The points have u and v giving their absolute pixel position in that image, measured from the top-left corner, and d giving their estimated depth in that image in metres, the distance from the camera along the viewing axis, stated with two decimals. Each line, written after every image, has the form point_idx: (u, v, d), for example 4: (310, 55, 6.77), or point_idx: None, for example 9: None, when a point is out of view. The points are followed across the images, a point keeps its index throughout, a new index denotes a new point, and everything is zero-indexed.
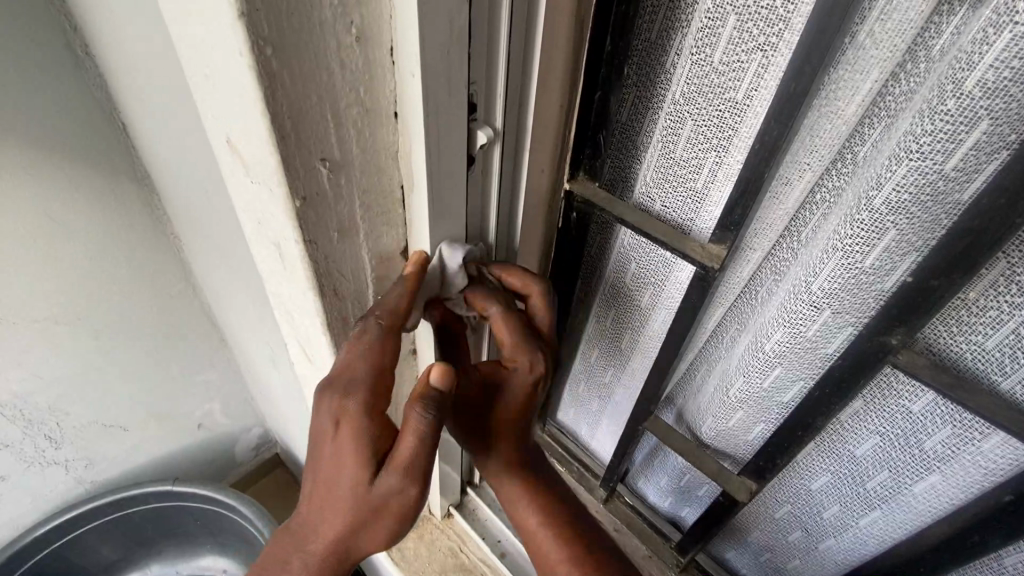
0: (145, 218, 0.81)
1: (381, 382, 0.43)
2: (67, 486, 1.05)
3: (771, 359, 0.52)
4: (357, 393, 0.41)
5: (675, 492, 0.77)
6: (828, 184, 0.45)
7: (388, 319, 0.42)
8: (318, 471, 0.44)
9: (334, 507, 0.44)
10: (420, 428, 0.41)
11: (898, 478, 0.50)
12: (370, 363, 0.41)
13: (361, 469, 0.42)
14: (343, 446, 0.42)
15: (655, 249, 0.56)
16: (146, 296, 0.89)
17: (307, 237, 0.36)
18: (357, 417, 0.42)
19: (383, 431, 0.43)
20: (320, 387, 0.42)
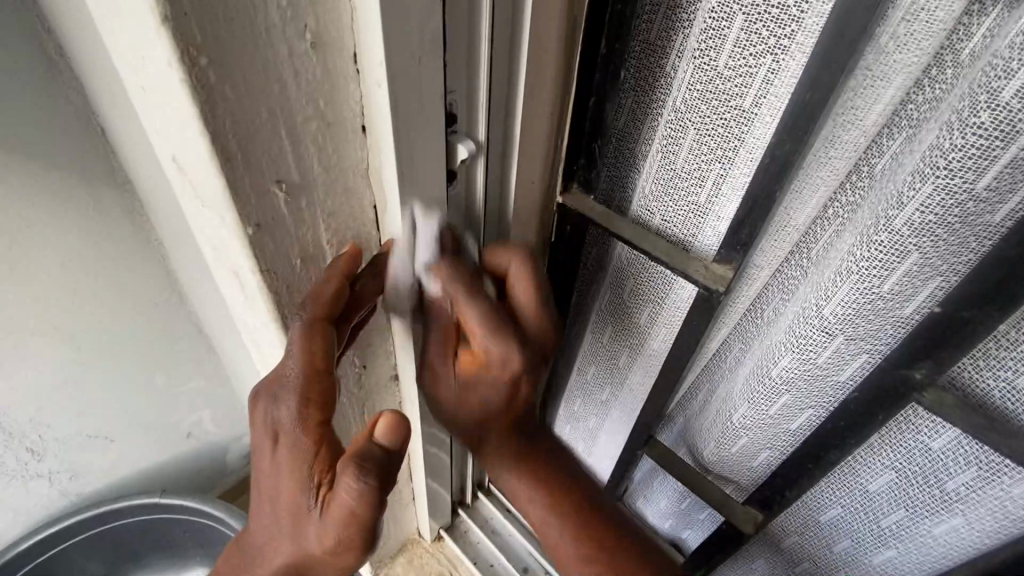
0: (127, 228, 0.71)
1: (314, 390, 0.36)
2: (50, 499, 1.00)
3: (777, 387, 0.48)
4: (288, 403, 0.36)
5: (675, 514, 0.73)
6: (842, 199, 0.41)
7: (314, 311, 0.34)
8: (259, 490, 0.39)
9: (276, 532, 0.39)
10: (355, 488, 0.35)
11: (915, 517, 0.47)
12: (298, 364, 0.35)
13: (298, 496, 0.37)
14: (279, 466, 0.37)
15: (654, 267, 0.53)
16: (133, 319, 0.81)
17: (265, 266, 0.32)
18: (292, 435, 0.36)
19: (322, 449, 0.37)
20: (257, 391, 0.38)
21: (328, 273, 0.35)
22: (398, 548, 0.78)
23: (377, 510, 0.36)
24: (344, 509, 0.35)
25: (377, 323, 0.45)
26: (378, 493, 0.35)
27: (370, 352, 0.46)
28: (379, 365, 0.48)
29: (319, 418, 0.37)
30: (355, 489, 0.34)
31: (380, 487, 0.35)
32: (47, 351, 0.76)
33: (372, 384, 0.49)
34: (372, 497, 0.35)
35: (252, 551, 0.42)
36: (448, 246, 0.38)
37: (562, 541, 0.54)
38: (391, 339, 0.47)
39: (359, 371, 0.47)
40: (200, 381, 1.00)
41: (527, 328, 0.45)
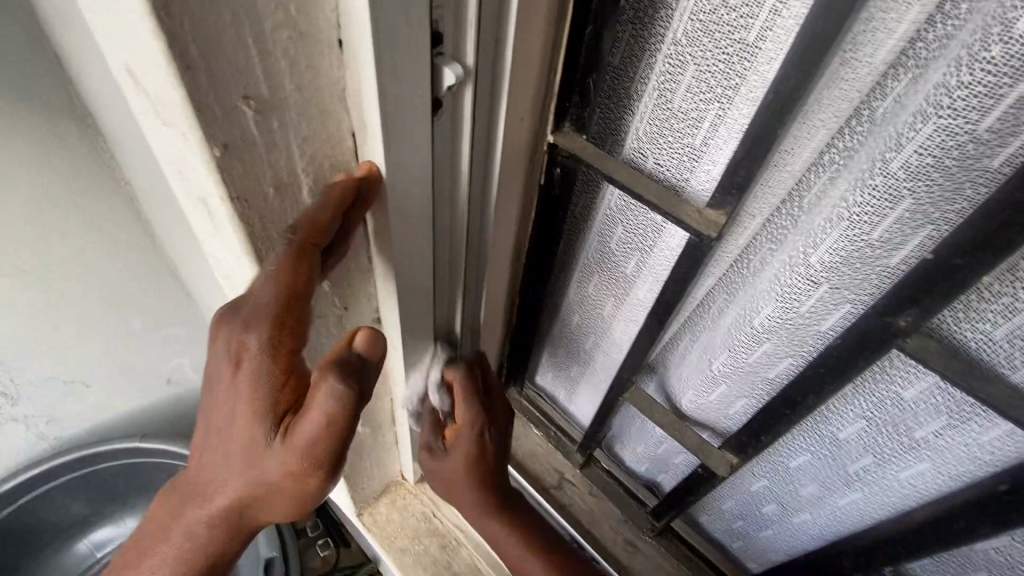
0: (92, 163, 0.66)
1: (287, 315, 0.34)
2: (29, 442, 0.99)
3: (758, 335, 0.49)
4: (258, 327, 0.34)
5: (651, 458, 0.75)
6: (839, 145, 0.38)
7: (305, 234, 0.33)
8: (214, 418, 0.38)
9: (227, 470, 0.38)
10: (329, 401, 0.34)
11: (882, 463, 0.48)
12: (272, 289, 0.33)
13: (258, 424, 0.36)
14: (240, 393, 0.36)
15: (643, 211, 0.51)
16: (106, 262, 0.78)
17: (234, 194, 0.30)
18: (257, 359, 0.34)
19: (290, 381, 0.36)
20: (223, 313, 0.35)
21: (324, 198, 0.33)
22: (381, 490, 0.80)
23: (345, 431, 0.36)
24: (313, 427, 0.35)
25: (358, 262, 0.42)
26: (354, 406, 0.35)
27: (352, 292, 0.44)
28: (360, 308, 0.47)
29: (291, 346, 0.35)
30: (330, 401, 0.34)
31: (356, 399, 0.36)
32: (12, 292, 0.73)
33: (355, 325, 0.48)
34: (343, 416, 0.35)
35: (200, 494, 0.41)
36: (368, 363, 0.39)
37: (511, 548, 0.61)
38: (373, 279, 0.45)
39: (339, 312, 0.45)
40: (178, 327, 0.97)
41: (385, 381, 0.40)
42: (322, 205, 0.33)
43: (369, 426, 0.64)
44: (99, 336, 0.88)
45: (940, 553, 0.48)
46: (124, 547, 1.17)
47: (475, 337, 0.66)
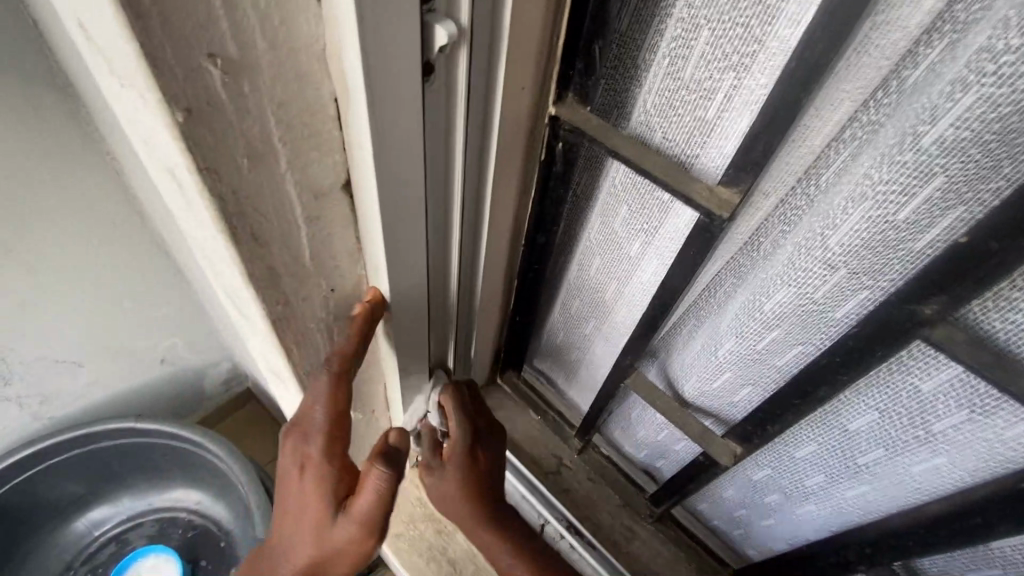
0: (72, 135, 0.65)
1: (337, 427, 0.45)
2: (24, 423, 0.97)
3: (769, 321, 0.47)
4: (316, 441, 0.45)
5: (650, 445, 0.73)
6: (865, 118, 0.35)
7: (338, 365, 0.43)
8: (285, 508, 0.48)
9: (298, 547, 0.48)
10: (379, 479, 0.45)
11: (894, 456, 0.46)
12: (326, 410, 0.44)
13: (323, 510, 0.46)
14: (309, 486, 0.46)
15: (649, 188, 0.47)
16: (89, 235, 0.77)
17: (203, 165, 0.27)
18: (321, 460, 0.45)
19: (342, 472, 0.47)
20: (287, 431, 0.47)
21: (348, 333, 0.43)
22: None
23: (390, 502, 0.46)
24: (370, 500, 0.45)
25: (345, 245, 0.39)
26: (396, 481, 0.46)
27: (337, 275, 0.41)
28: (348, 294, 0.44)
29: (343, 443, 0.46)
30: (380, 480, 0.45)
31: (397, 476, 0.46)
32: None
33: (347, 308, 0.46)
34: (388, 489, 0.46)
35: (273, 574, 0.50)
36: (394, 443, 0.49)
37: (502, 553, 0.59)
38: (361, 262, 0.42)
39: (326, 295, 0.41)
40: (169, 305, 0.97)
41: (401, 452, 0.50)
42: (348, 338, 0.43)
43: (362, 412, 0.62)
44: (85, 313, 0.86)
45: (951, 551, 0.45)
46: (125, 525, 1.15)
47: (471, 321, 0.64)
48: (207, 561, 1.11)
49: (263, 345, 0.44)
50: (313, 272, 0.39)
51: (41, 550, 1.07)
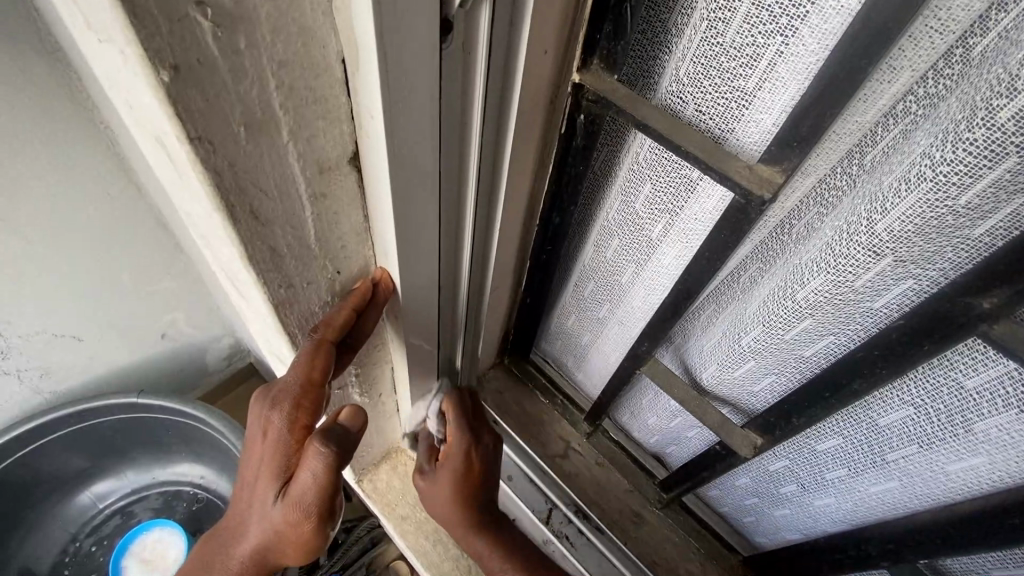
0: (63, 101, 0.63)
1: (305, 399, 0.41)
2: (25, 397, 0.96)
3: (801, 311, 0.44)
4: (281, 407, 0.42)
5: (662, 430, 0.72)
6: (920, 93, 0.33)
7: (323, 333, 0.40)
8: (244, 470, 0.46)
9: (252, 515, 0.46)
10: (320, 458, 0.42)
11: (927, 453, 0.44)
12: (297, 378, 0.40)
13: (272, 481, 0.44)
14: (263, 458, 0.44)
15: (677, 165, 0.44)
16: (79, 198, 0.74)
17: (196, 134, 0.24)
18: (278, 435, 0.43)
19: (301, 446, 0.44)
20: (259, 392, 0.44)
21: (340, 302, 0.40)
22: (381, 456, 0.77)
23: (331, 488, 0.43)
24: (310, 480, 0.42)
25: (353, 224, 0.36)
26: (338, 468, 0.43)
27: (343, 257, 0.38)
28: (353, 277, 0.41)
29: (305, 422, 0.43)
30: (320, 458, 0.42)
31: (340, 461, 0.43)
32: None
33: None
34: (330, 475, 0.42)
35: (226, 537, 0.49)
36: (349, 421, 0.47)
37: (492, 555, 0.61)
38: (370, 241, 0.39)
39: (331, 278, 0.39)
40: (168, 278, 0.95)
41: (354, 433, 0.47)
42: (339, 306, 0.40)
43: (368, 395, 0.60)
44: (81, 282, 0.84)
45: (980, 551, 0.43)
46: (129, 499, 1.15)
47: (480, 302, 0.61)
48: None
49: (264, 328, 0.41)
50: (317, 254, 0.36)
51: (46, 522, 1.07)
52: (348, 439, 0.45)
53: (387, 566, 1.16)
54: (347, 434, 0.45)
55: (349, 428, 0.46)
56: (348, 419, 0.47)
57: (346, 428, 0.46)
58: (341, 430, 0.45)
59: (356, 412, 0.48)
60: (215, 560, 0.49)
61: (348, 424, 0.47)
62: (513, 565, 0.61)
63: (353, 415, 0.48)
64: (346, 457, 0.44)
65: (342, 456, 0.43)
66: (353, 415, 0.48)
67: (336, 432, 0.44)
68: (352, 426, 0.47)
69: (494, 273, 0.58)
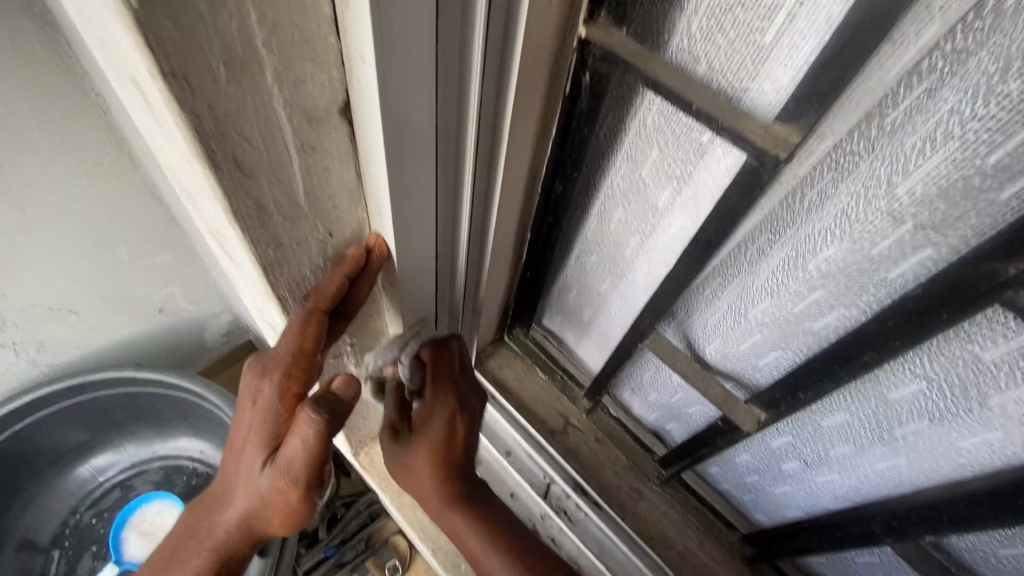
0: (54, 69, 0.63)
1: (296, 367, 0.41)
2: (20, 370, 0.95)
3: (812, 281, 0.43)
4: (271, 375, 0.42)
5: (663, 407, 0.71)
6: (950, 46, 0.29)
7: (315, 301, 0.39)
8: (233, 438, 0.46)
9: (238, 482, 0.46)
10: (310, 424, 0.41)
11: (936, 428, 0.43)
12: (288, 346, 0.39)
13: (261, 448, 0.44)
14: (252, 425, 0.44)
15: (686, 128, 0.42)
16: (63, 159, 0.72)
17: (170, 71, 0.22)
18: (269, 401, 0.43)
19: (292, 415, 0.43)
20: (252, 359, 0.44)
21: (333, 269, 0.39)
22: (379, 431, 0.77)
23: (321, 455, 0.42)
24: (300, 447, 0.41)
25: (346, 182, 0.35)
26: (329, 436, 0.42)
27: (336, 218, 0.36)
28: (347, 241, 0.39)
29: (296, 390, 0.42)
30: (311, 424, 0.41)
31: (332, 430, 0.42)
32: None
33: None
34: (320, 442, 0.41)
35: (211, 505, 0.48)
36: (341, 388, 0.44)
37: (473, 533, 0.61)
38: (364, 203, 0.37)
39: (323, 241, 0.37)
40: (164, 252, 0.95)
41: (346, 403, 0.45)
42: (332, 271, 0.39)
43: (365, 367, 0.59)
44: (70, 249, 0.83)
45: (986, 528, 0.42)
46: (129, 472, 1.15)
47: (480, 274, 0.59)
48: None
49: (255, 292, 0.40)
50: (308, 213, 0.34)
51: (47, 494, 1.08)
52: (341, 409, 0.44)
53: (386, 539, 1.17)
54: (339, 402, 0.44)
55: (342, 395, 0.44)
56: (337, 385, 0.44)
57: (338, 397, 0.44)
58: (332, 400, 0.43)
59: (348, 379, 0.45)
60: (199, 526, 0.48)
61: (340, 391, 0.44)
62: (495, 543, 0.61)
63: (344, 382, 0.45)
64: (337, 428, 0.43)
65: (334, 426, 0.42)
66: (343, 381, 0.45)
67: (327, 401, 0.43)
68: (344, 394, 0.44)
69: (494, 245, 0.56)
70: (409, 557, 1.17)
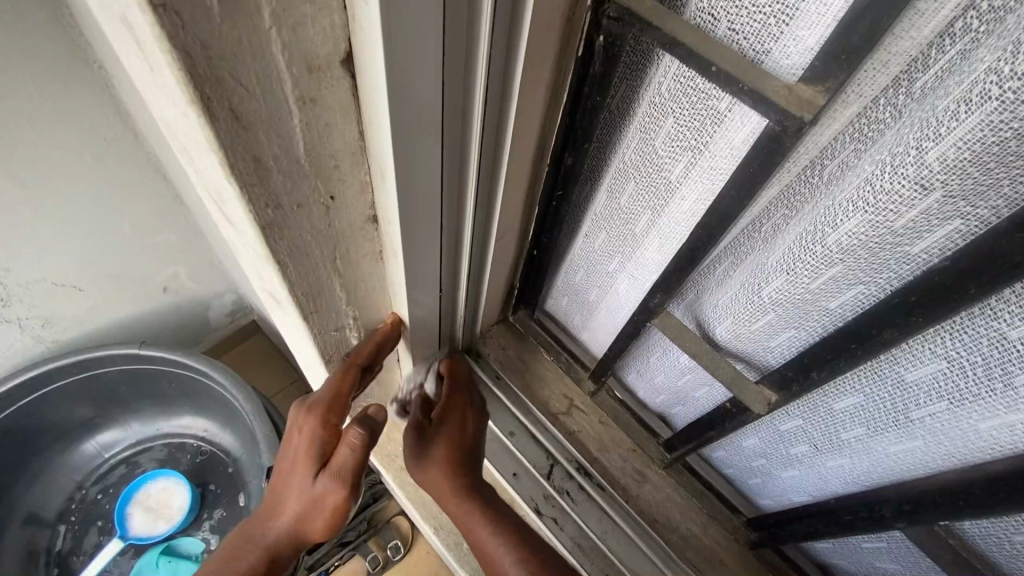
0: (57, 38, 0.63)
1: (335, 405, 0.55)
2: (23, 345, 0.95)
3: (830, 256, 0.41)
4: (315, 412, 0.55)
5: (669, 391, 0.69)
6: (985, 5, 0.28)
7: (355, 357, 0.53)
8: (281, 464, 0.59)
9: (286, 496, 0.58)
10: (357, 438, 0.57)
11: (956, 410, 0.42)
12: (330, 389, 0.53)
13: (308, 469, 0.57)
14: (300, 451, 0.57)
15: (703, 94, 0.40)
16: (61, 126, 0.71)
17: (159, 0, 0.20)
18: (313, 432, 0.56)
19: (333, 440, 0.57)
20: (297, 403, 0.58)
21: (368, 337, 0.54)
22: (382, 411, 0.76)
23: (360, 466, 0.57)
24: (348, 454, 0.56)
25: (348, 140, 0.33)
26: (367, 450, 0.57)
27: (337, 180, 0.35)
28: (350, 207, 0.38)
29: (335, 422, 0.56)
30: (357, 438, 0.57)
31: (370, 444, 0.57)
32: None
33: (346, 224, 0.39)
34: (360, 454, 0.57)
35: (263, 517, 0.60)
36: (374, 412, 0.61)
37: (483, 532, 0.60)
38: (367, 165, 0.36)
39: (325, 204, 0.36)
40: (168, 229, 0.95)
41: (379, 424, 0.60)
42: (369, 339, 0.54)
43: None
44: (71, 222, 0.82)
45: (1003, 515, 0.41)
46: (134, 449, 1.16)
47: (486, 251, 0.58)
48: (216, 485, 1.12)
49: (255, 260, 0.39)
50: (309, 173, 0.33)
51: (53, 469, 1.08)
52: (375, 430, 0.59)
53: (388, 519, 1.17)
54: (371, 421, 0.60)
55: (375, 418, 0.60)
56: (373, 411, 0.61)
57: (374, 421, 0.60)
58: (371, 423, 0.59)
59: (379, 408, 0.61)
60: (250, 538, 0.59)
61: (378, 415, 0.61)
62: (505, 538, 0.59)
63: (377, 411, 0.61)
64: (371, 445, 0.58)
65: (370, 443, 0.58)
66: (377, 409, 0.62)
67: (364, 424, 0.58)
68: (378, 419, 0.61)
69: (502, 220, 0.55)
70: (411, 538, 1.18)
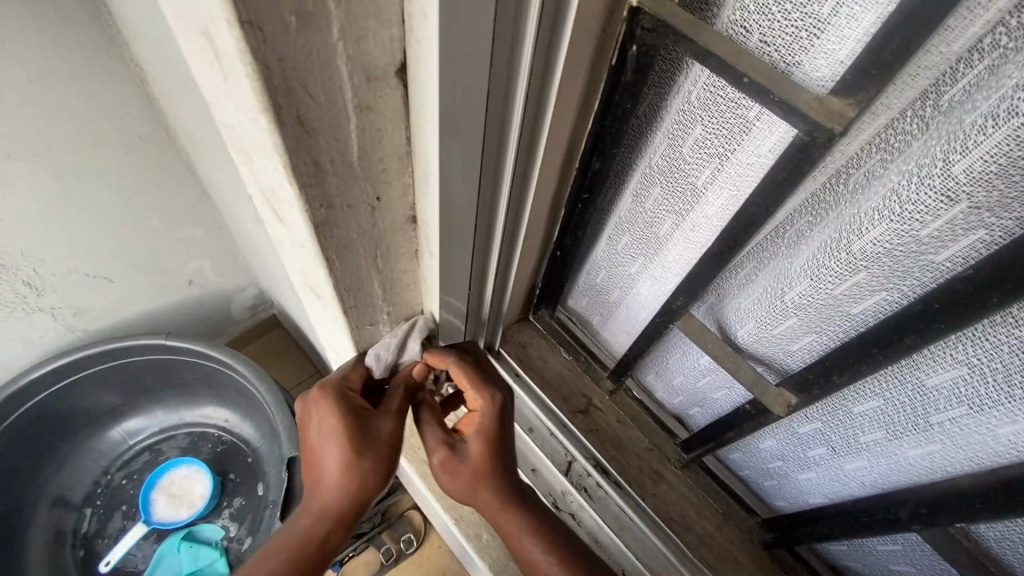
0: (97, 36, 0.67)
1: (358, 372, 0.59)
2: (57, 333, 0.99)
3: (855, 263, 0.42)
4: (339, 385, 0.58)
5: (687, 391, 0.71)
6: (1014, 23, 0.29)
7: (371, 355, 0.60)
8: (312, 442, 0.58)
9: (326, 467, 0.57)
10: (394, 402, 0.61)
11: (976, 415, 0.42)
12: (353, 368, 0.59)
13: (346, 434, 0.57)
14: (332, 423, 0.57)
15: (733, 103, 0.41)
16: (95, 117, 0.74)
17: (245, 17, 0.22)
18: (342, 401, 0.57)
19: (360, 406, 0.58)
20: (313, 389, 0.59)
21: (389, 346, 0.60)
22: None
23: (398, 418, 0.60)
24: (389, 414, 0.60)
25: (395, 145, 0.35)
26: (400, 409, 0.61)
27: (385, 181, 0.37)
28: (393, 207, 0.40)
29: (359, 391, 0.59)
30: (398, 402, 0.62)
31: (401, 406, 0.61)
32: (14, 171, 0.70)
33: (387, 224, 0.41)
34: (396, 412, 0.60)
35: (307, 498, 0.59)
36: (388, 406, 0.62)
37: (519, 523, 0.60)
38: (411, 168, 0.38)
39: (371, 204, 0.38)
40: (197, 223, 0.98)
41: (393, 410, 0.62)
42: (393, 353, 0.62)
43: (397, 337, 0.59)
44: (105, 213, 0.86)
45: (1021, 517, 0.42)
46: (158, 437, 1.19)
47: (513, 251, 0.60)
48: (236, 474, 1.15)
49: (303, 256, 0.41)
50: (360, 175, 0.35)
51: (81, 453, 1.12)
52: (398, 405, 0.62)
53: (401, 513, 1.20)
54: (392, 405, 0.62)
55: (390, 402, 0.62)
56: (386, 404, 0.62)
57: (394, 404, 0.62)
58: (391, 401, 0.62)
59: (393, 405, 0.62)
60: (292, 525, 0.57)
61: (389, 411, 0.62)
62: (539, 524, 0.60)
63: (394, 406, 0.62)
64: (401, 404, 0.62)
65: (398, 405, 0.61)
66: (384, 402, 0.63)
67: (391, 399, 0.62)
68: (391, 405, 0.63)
69: (529, 221, 0.57)
70: (423, 533, 1.20)
